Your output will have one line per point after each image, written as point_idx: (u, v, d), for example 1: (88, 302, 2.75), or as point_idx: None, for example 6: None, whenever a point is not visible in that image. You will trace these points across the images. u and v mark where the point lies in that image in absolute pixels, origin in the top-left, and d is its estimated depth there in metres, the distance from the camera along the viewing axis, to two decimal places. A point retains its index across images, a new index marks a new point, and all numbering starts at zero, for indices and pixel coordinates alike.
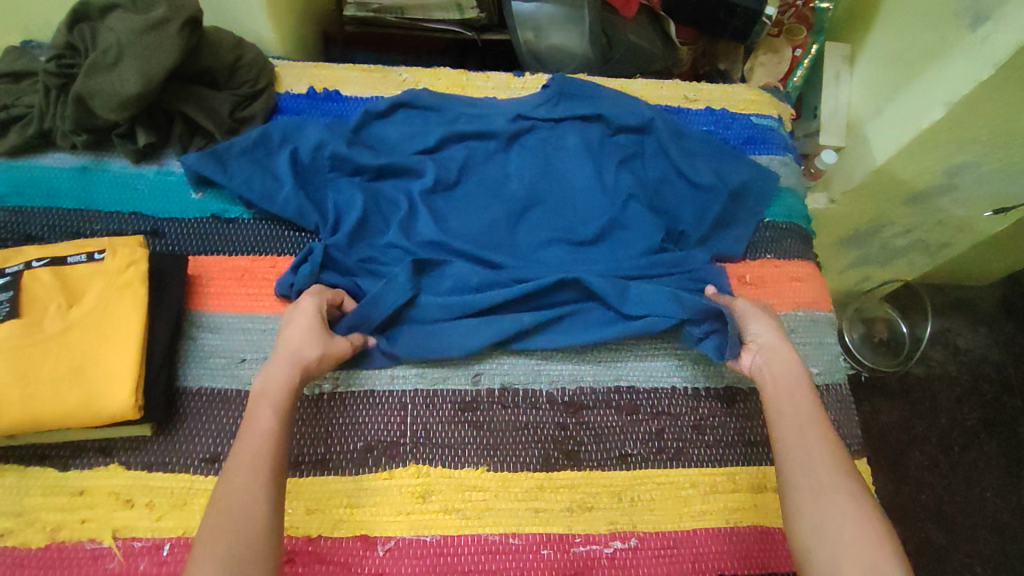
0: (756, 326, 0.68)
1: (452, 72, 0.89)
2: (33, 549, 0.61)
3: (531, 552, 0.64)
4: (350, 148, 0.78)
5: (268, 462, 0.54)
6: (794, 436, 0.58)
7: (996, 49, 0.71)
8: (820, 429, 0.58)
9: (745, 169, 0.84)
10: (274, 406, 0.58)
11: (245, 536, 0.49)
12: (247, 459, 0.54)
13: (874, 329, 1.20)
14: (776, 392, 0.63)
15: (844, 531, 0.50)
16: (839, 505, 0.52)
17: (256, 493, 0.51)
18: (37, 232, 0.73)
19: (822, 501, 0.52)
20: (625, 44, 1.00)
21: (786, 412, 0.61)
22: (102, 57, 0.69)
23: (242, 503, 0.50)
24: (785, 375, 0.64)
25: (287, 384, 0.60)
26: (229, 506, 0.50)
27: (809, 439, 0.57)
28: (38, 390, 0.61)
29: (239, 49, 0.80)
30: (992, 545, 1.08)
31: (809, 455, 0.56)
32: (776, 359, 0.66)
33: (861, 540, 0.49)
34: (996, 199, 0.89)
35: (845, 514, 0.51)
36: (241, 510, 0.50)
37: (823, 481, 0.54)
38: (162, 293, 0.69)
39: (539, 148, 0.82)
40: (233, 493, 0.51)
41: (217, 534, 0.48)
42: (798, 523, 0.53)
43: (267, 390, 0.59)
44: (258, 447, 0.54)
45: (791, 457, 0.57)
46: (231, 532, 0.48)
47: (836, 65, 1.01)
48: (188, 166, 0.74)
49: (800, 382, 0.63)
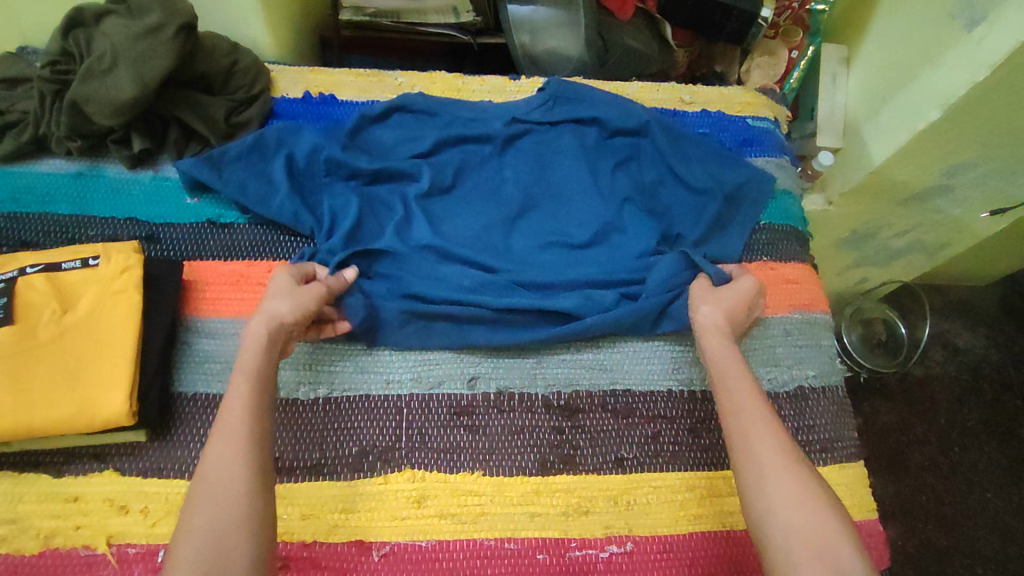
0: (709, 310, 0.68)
1: (448, 76, 0.89)
2: (28, 557, 0.61)
3: (527, 557, 0.64)
4: (345, 152, 0.78)
5: (247, 431, 0.54)
6: (737, 424, 0.58)
7: (992, 51, 0.71)
8: (761, 413, 0.58)
9: (741, 171, 0.84)
10: (248, 371, 0.58)
11: (232, 511, 0.49)
12: (222, 429, 0.54)
13: (873, 330, 1.20)
14: (718, 388, 0.62)
15: (796, 516, 0.50)
16: (788, 489, 0.52)
17: (235, 463, 0.52)
18: (33, 238, 0.73)
19: (771, 487, 0.52)
20: (620, 47, 1.00)
21: (729, 404, 0.60)
22: (97, 63, 0.69)
23: (224, 476, 0.51)
24: (725, 361, 0.64)
25: (260, 351, 0.60)
26: (212, 479, 0.51)
27: (750, 424, 0.57)
28: (32, 396, 0.61)
29: (235, 54, 0.79)
30: (993, 546, 1.08)
31: (753, 441, 0.56)
32: (716, 346, 0.65)
33: (814, 524, 0.50)
34: (995, 200, 0.89)
35: (794, 496, 0.51)
36: (224, 483, 0.50)
37: (769, 466, 0.54)
38: (157, 298, 0.68)
39: (535, 151, 0.82)
40: (216, 464, 0.51)
41: (201, 510, 0.49)
42: (752, 511, 0.53)
43: (242, 361, 0.59)
44: (235, 417, 0.54)
45: (738, 447, 0.56)
46: (213, 506, 0.49)
47: (833, 68, 1.01)
48: (183, 171, 0.74)
49: (737, 367, 0.63)
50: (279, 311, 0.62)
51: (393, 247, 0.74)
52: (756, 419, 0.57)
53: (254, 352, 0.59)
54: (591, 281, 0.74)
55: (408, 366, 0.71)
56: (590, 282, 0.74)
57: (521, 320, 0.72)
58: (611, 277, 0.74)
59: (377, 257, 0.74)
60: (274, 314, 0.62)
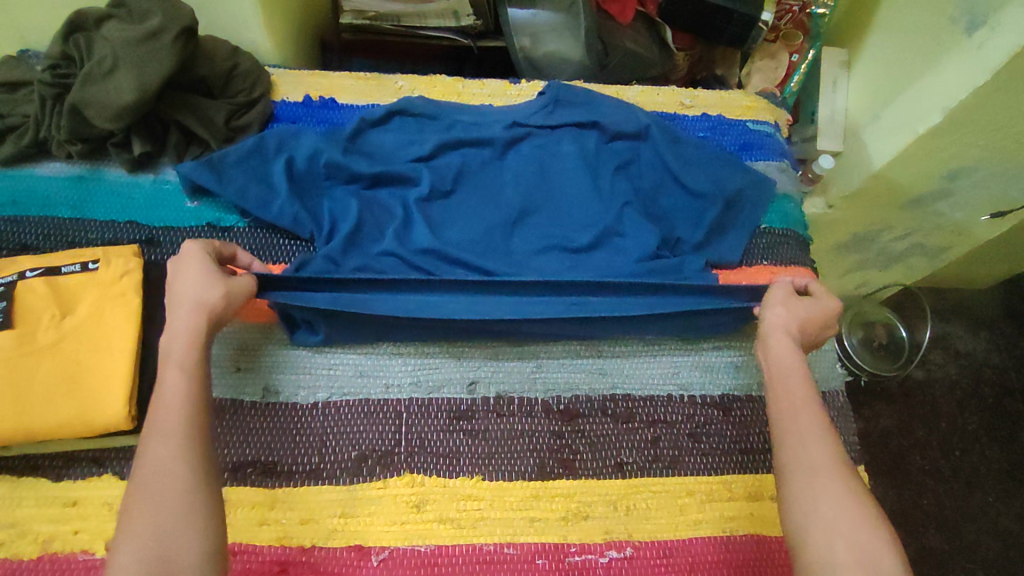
0: (777, 308, 0.66)
1: (448, 80, 0.89)
2: (26, 561, 0.60)
3: (526, 562, 0.64)
4: (345, 156, 0.78)
5: (184, 427, 0.52)
6: (791, 424, 0.57)
7: (992, 56, 0.71)
8: (816, 415, 0.57)
9: (741, 175, 0.84)
10: (182, 368, 0.55)
11: (177, 510, 0.48)
12: (157, 429, 0.52)
13: (874, 333, 1.19)
14: (775, 387, 0.61)
15: (844, 521, 0.50)
16: (838, 500, 0.51)
17: (172, 460, 0.50)
18: (32, 241, 0.73)
19: (819, 493, 0.52)
20: (620, 50, 1.00)
21: (784, 406, 0.58)
22: (97, 67, 0.69)
23: (161, 475, 0.49)
24: (787, 360, 0.62)
25: (191, 345, 0.57)
26: (147, 479, 0.49)
27: (804, 426, 0.56)
28: (32, 400, 0.61)
29: (235, 57, 0.80)
30: (995, 550, 1.08)
31: (805, 442, 0.55)
32: (778, 339, 0.64)
33: (861, 538, 0.49)
34: (995, 204, 0.89)
35: (843, 502, 0.51)
36: (160, 483, 0.49)
37: (821, 469, 0.53)
38: (157, 302, 0.69)
39: (535, 154, 0.82)
40: (152, 464, 0.50)
41: (140, 512, 0.48)
42: (794, 509, 0.53)
43: (174, 353, 0.56)
44: (170, 414, 0.53)
45: (789, 444, 0.56)
46: (154, 507, 0.48)
47: (834, 71, 1.01)
48: (183, 174, 0.74)
49: (796, 365, 0.61)
50: (205, 299, 0.59)
51: (393, 250, 0.74)
52: (811, 421, 0.57)
53: (184, 345, 0.57)
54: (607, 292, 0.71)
55: (407, 370, 0.71)
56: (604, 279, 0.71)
57: (527, 308, 0.70)
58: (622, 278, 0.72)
59: (376, 260, 0.74)
60: (200, 302, 0.59)
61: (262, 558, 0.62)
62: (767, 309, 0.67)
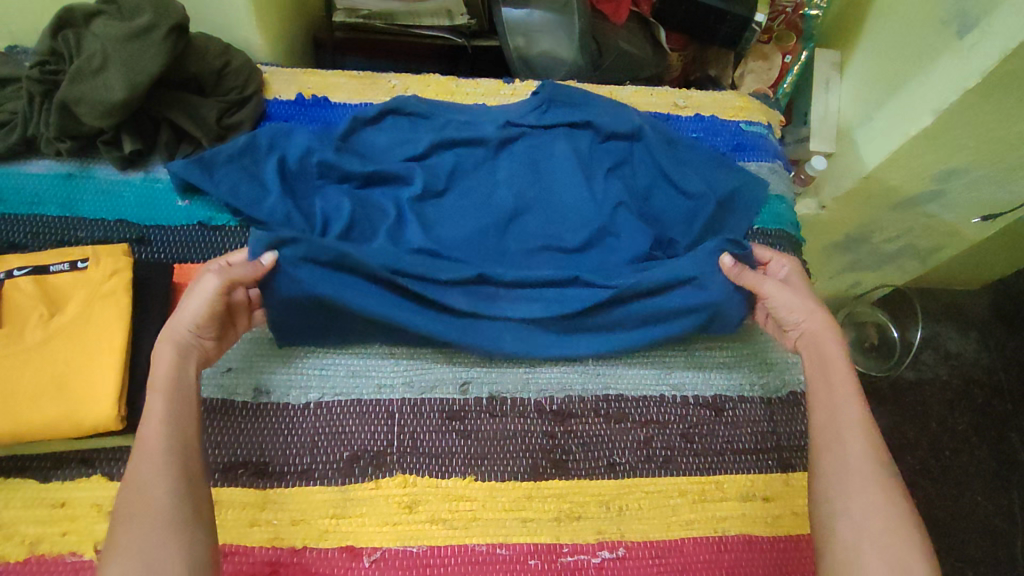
0: (791, 310, 0.68)
1: (441, 79, 0.89)
2: (12, 563, 0.60)
3: (518, 563, 0.63)
4: (338, 155, 0.77)
5: (166, 445, 0.52)
6: (826, 424, 0.58)
7: (982, 58, 0.71)
8: (855, 415, 0.58)
9: (733, 176, 0.84)
10: (166, 393, 0.56)
11: (164, 522, 0.48)
12: (143, 446, 0.51)
13: (866, 334, 1.24)
14: (816, 382, 0.62)
15: (871, 522, 0.51)
16: (871, 496, 0.52)
17: (156, 476, 0.50)
18: (21, 240, 0.72)
19: (850, 490, 0.53)
20: (614, 50, 1.01)
21: (822, 405, 0.60)
22: (87, 64, 0.68)
23: (144, 489, 0.49)
24: (831, 356, 0.63)
25: (174, 369, 0.57)
26: (131, 493, 0.49)
27: (841, 424, 0.58)
28: (19, 400, 0.60)
29: (227, 55, 0.79)
30: (984, 549, 1.09)
31: (842, 440, 0.56)
32: (823, 338, 0.65)
33: (889, 531, 0.50)
34: (986, 205, 0.89)
35: (873, 506, 0.52)
36: (143, 497, 0.48)
37: (853, 469, 0.54)
38: (146, 301, 0.68)
39: (528, 154, 0.82)
40: (137, 480, 0.49)
41: (127, 524, 0.47)
42: (824, 508, 0.54)
43: (158, 381, 0.56)
44: (153, 434, 0.52)
45: (823, 443, 0.57)
46: (139, 518, 0.47)
47: (826, 71, 1.02)
48: (175, 173, 0.74)
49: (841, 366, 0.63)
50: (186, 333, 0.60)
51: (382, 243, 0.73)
52: (851, 420, 0.58)
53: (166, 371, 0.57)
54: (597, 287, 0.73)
55: (400, 371, 0.71)
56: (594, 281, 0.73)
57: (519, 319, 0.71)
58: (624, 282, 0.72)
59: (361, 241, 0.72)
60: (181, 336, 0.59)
61: (252, 559, 0.61)
62: (778, 305, 0.68)
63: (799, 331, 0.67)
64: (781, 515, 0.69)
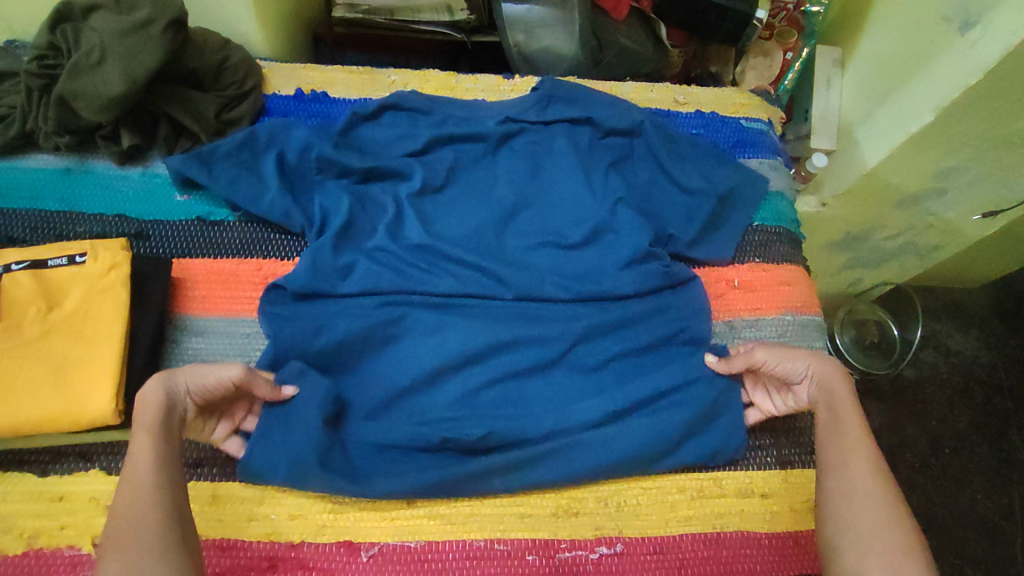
0: (794, 360, 0.65)
1: (441, 74, 0.88)
2: (11, 557, 0.60)
3: (516, 558, 0.64)
4: (337, 150, 0.77)
5: (156, 484, 0.51)
6: (833, 449, 0.60)
7: (984, 55, 0.71)
8: (861, 438, 0.60)
9: (734, 172, 0.84)
10: (149, 428, 0.54)
11: (152, 567, 0.47)
12: (131, 478, 0.51)
13: (866, 332, 1.21)
14: (821, 409, 0.63)
15: (876, 542, 0.52)
16: (874, 516, 0.54)
17: (145, 518, 0.49)
18: (19, 234, 0.72)
19: (854, 511, 0.55)
20: (615, 47, 0.99)
21: (827, 431, 0.61)
22: (85, 58, 0.68)
23: (134, 529, 0.48)
24: (838, 387, 0.63)
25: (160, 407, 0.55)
26: (120, 535, 0.48)
27: (847, 448, 0.59)
28: (17, 394, 0.60)
29: (226, 50, 0.79)
30: (983, 548, 1.09)
31: (846, 463, 0.58)
32: (833, 380, 0.63)
33: (894, 552, 0.51)
34: (988, 203, 0.89)
35: (879, 526, 0.53)
36: (132, 538, 0.48)
37: (858, 489, 0.56)
38: (145, 296, 0.68)
39: (527, 150, 0.81)
40: (127, 522, 0.48)
41: (115, 555, 0.47)
42: (829, 529, 0.56)
43: (143, 418, 0.54)
44: (142, 475, 0.51)
45: (828, 468, 0.59)
46: (128, 559, 0.47)
47: (827, 69, 1.01)
48: (174, 168, 0.73)
49: (846, 389, 0.63)
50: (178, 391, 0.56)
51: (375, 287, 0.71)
52: (856, 443, 0.59)
53: (153, 413, 0.54)
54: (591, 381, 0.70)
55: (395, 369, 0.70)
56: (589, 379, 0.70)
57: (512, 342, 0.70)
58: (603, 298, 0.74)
59: (353, 304, 0.71)
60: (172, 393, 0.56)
61: (250, 553, 0.62)
62: (779, 363, 0.66)
63: (809, 380, 0.65)
64: (778, 511, 0.69)
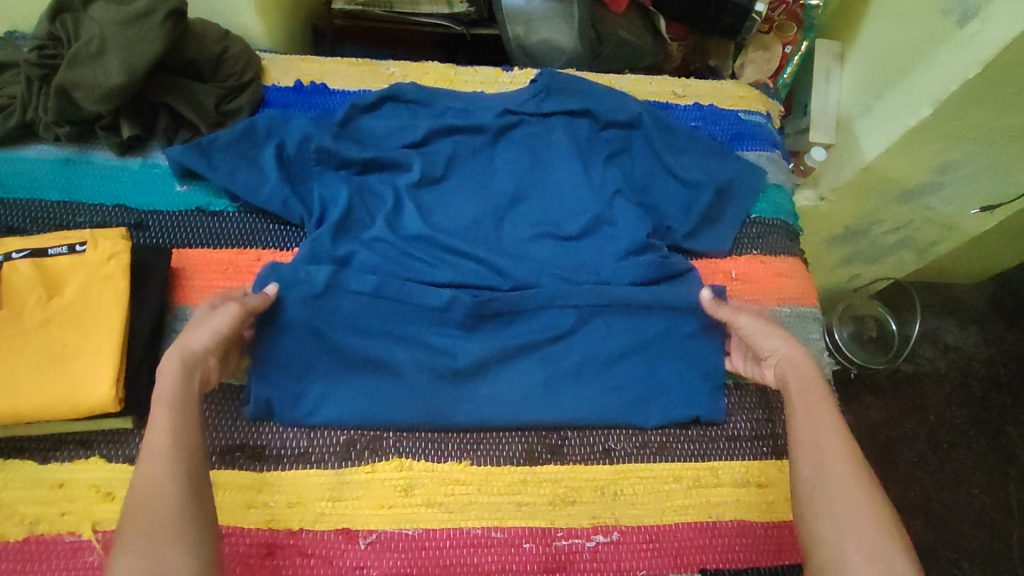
0: (771, 337, 0.66)
1: (440, 67, 0.88)
2: (12, 542, 0.60)
3: (513, 546, 0.64)
4: (336, 142, 0.77)
5: (175, 450, 0.51)
6: (804, 430, 0.59)
7: (982, 48, 0.71)
8: (830, 417, 0.59)
9: (732, 165, 0.84)
10: (168, 402, 0.55)
11: (171, 528, 0.47)
12: (149, 452, 0.51)
13: (865, 327, 1.20)
14: (791, 391, 0.62)
15: (854, 523, 0.51)
16: (851, 497, 0.53)
17: (167, 482, 0.49)
18: (19, 223, 0.73)
19: (831, 493, 0.53)
20: (615, 39, 0.98)
21: (798, 413, 0.60)
22: (85, 48, 0.68)
23: (156, 493, 0.48)
24: (805, 369, 0.63)
25: (178, 378, 0.57)
26: (141, 499, 0.48)
27: (819, 429, 0.58)
28: (18, 381, 0.61)
29: (226, 41, 0.79)
30: (980, 541, 1.09)
31: (820, 445, 0.57)
32: (800, 360, 0.64)
33: (873, 532, 0.50)
34: (986, 197, 0.89)
35: (856, 507, 0.52)
36: (155, 500, 0.48)
37: (833, 473, 0.55)
38: (144, 285, 0.68)
39: (526, 142, 0.81)
40: (146, 486, 0.49)
41: (136, 526, 0.46)
42: (806, 512, 0.54)
43: (161, 392, 0.55)
44: (161, 441, 0.52)
45: (802, 449, 0.57)
46: (150, 520, 0.47)
47: (827, 62, 1.02)
48: (173, 158, 0.74)
49: (814, 374, 0.63)
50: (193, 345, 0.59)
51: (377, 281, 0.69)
52: (827, 425, 0.58)
53: (168, 381, 0.56)
54: (590, 376, 0.70)
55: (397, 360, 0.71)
56: (592, 374, 0.71)
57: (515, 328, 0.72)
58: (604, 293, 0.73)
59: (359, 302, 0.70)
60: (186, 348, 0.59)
61: (250, 540, 0.62)
62: (756, 334, 0.67)
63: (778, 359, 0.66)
64: (774, 501, 0.69)
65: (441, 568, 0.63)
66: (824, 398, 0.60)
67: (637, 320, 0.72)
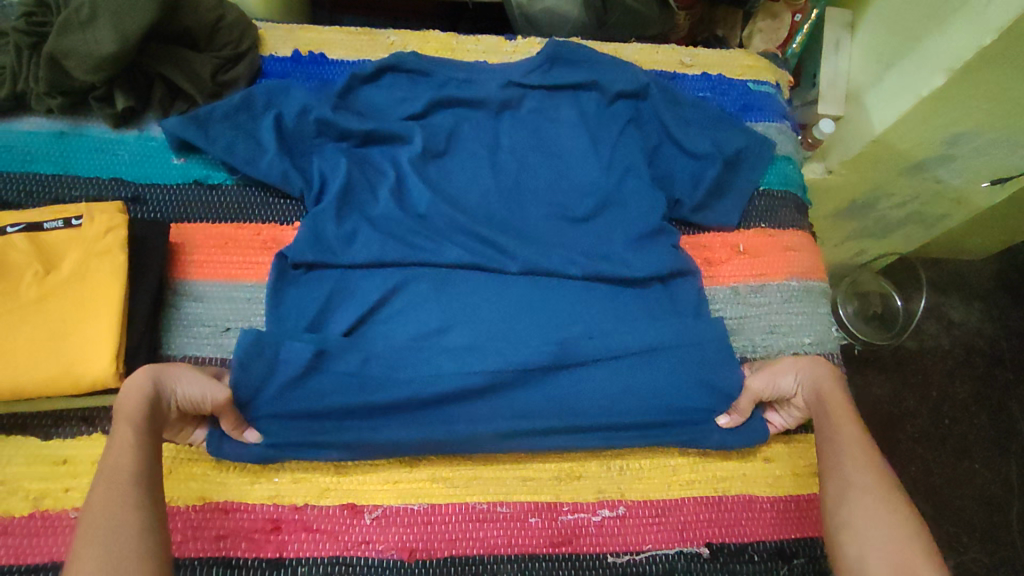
0: (784, 374, 0.66)
1: (441, 35, 0.86)
2: (17, 518, 0.60)
3: (519, 520, 0.64)
4: (336, 113, 0.75)
5: (133, 471, 0.51)
6: (829, 444, 0.60)
7: (998, 15, 0.69)
8: (852, 432, 0.59)
9: (741, 135, 0.82)
10: (132, 423, 0.54)
11: (125, 548, 0.46)
12: (106, 472, 0.51)
13: (869, 303, 1.19)
14: (818, 411, 0.63)
15: (875, 531, 0.52)
16: (874, 506, 0.53)
17: (121, 502, 0.49)
18: (14, 198, 0.71)
19: (854, 503, 0.54)
20: (620, 8, 0.92)
21: (824, 430, 0.61)
22: (75, 15, 0.66)
23: (107, 513, 0.48)
24: (827, 386, 0.64)
25: (144, 398, 0.56)
26: (94, 518, 0.48)
27: (842, 443, 0.59)
28: (17, 356, 0.60)
29: (221, 8, 0.76)
30: (980, 515, 1.10)
31: (842, 458, 0.58)
32: (823, 377, 0.65)
33: (895, 539, 0.51)
34: (996, 169, 0.87)
35: (878, 515, 0.53)
36: (109, 518, 0.48)
37: (857, 485, 0.55)
38: (143, 259, 0.67)
39: (529, 114, 0.80)
40: (99, 508, 0.48)
41: (90, 543, 0.46)
42: (833, 524, 0.55)
43: (128, 407, 0.55)
44: (123, 463, 0.51)
45: (829, 465, 0.59)
46: (100, 540, 0.46)
47: (836, 33, 0.99)
48: (169, 130, 0.72)
49: (837, 388, 0.64)
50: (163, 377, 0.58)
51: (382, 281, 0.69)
52: (850, 438, 0.59)
53: (137, 398, 0.55)
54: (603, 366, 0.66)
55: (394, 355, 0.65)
56: None
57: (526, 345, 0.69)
58: (608, 288, 0.72)
59: (354, 273, 0.70)
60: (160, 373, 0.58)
61: (254, 515, 0.62)
62: (772, 387, 0.66)
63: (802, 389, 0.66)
64: (781, 475, 0.69)
65: (446, 542, 0.63)
66: (849, 414, 0.61)
67: (637, 352, 0.67)
